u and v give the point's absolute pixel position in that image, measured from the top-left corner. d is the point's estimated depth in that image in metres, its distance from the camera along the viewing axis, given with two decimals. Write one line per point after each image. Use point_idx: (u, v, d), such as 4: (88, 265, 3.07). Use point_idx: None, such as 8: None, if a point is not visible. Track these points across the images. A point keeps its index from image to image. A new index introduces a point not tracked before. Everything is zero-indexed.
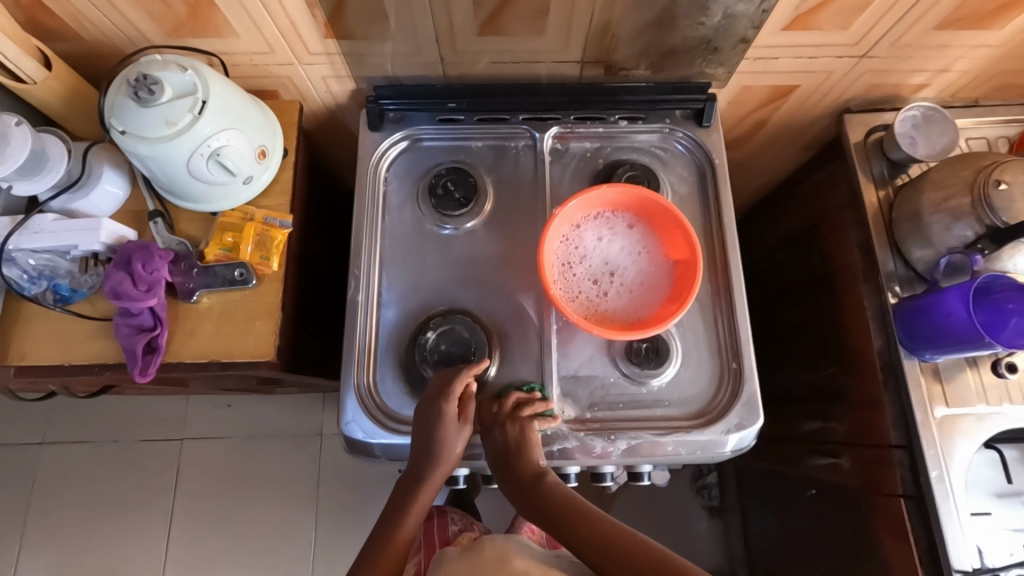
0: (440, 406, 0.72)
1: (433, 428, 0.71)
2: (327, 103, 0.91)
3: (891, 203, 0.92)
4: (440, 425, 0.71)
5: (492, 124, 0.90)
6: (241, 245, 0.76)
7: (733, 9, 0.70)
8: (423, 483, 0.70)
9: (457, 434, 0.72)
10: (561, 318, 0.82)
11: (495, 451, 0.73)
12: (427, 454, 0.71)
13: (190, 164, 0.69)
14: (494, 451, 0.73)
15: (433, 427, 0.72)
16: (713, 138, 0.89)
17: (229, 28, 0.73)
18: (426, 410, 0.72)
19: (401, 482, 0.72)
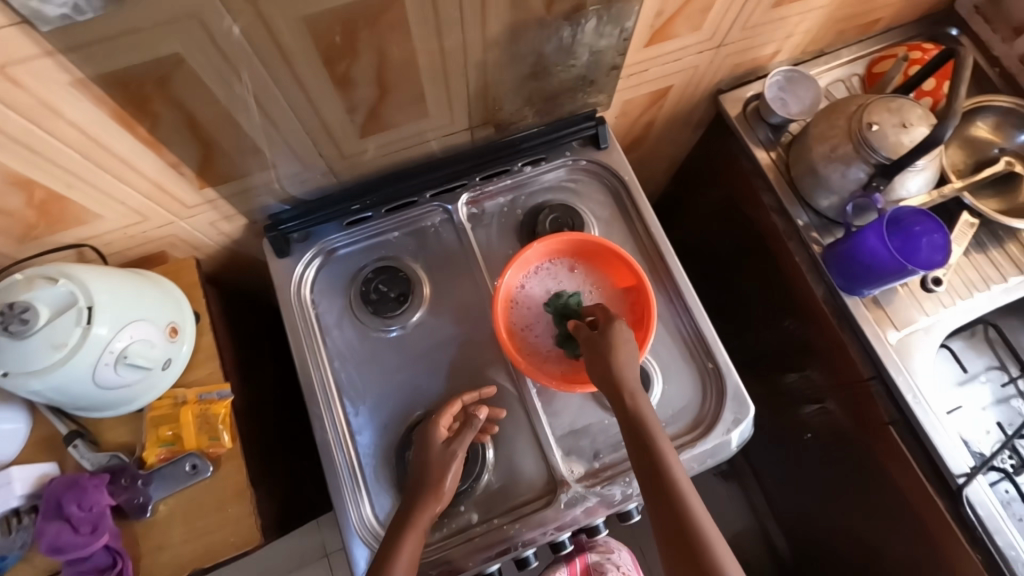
0: (429, 430, 0.72)
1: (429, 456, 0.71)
2: (223, 244, 0.84)
3: (786, 162, 0.98)
4: (428, 450, 0.71)
5: (402, 211, 0.87)
6: (183, 434, 0.68)
7: (597, 46, 0.71)
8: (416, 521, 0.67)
9: (446, 459, 0.71)
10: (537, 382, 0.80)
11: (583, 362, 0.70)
12: (419, 491, 0.69)
13: (96, 377, 0.61)
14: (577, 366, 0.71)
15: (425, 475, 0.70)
16: (615, 156, 0.91)
17: (89, 214, 0.66)
18: (424, 430, 0.73)
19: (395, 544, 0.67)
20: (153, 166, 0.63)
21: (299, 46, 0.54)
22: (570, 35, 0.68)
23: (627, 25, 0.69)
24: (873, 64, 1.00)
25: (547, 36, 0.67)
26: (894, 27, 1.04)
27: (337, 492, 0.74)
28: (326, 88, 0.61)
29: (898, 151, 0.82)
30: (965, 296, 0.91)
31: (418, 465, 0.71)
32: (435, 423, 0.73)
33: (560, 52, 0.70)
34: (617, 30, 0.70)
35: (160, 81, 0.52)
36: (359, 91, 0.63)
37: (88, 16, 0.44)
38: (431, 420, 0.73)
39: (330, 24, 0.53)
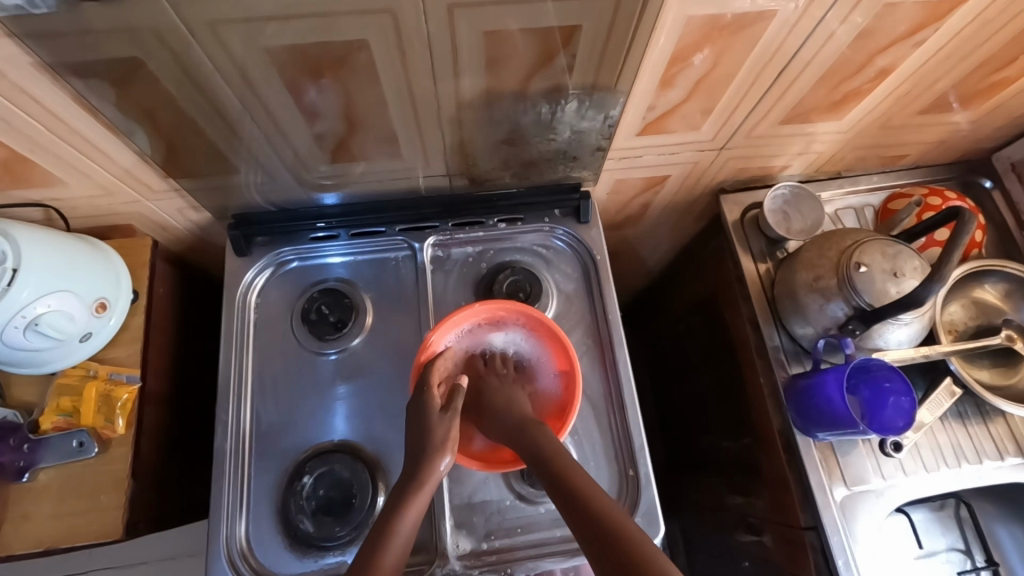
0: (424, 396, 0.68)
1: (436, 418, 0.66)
2: (190, 231, 0.86)
3: (772, 278, 0.93)
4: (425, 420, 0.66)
5: (368, 238, 0.86)
6: (82, 409, 0.68)
7: (579, 127, 0.70)
8: (426, 485, 0.62)
9: (444, 426, 0.66)
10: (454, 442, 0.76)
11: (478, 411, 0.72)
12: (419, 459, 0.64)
13: (4, 336, 0.62)
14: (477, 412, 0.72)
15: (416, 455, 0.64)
16: (593, 233, 0.88)
17: (54, 179, 0.68)
18: (418, 399, 0.68)
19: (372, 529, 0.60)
20: (119, 149, 0.65)
21: (262, 73, 0.55)
22: (550, 111, 0.67)
23: (612, 114, 0.68)
24: (889, 199, 0.94)
25: (526, 108, 0.66)
26: (922, 165, 1.00)
27: (216, 505, 0.72)
28: (292, 114, 0.62)
29: (881, 300, 0.76)
30: (930, 467, 0.84)
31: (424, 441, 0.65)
32: (428, 391, 0.68)
33: (539, 125, 0.70)
34: (601, 116, 0.69)
35: (121, 80, 0.54)
36: (326, 122, 0.64)
37: (43, 11, 0.46)
38: (421, 387, 0.69)
39: (293, 59, 0.54)
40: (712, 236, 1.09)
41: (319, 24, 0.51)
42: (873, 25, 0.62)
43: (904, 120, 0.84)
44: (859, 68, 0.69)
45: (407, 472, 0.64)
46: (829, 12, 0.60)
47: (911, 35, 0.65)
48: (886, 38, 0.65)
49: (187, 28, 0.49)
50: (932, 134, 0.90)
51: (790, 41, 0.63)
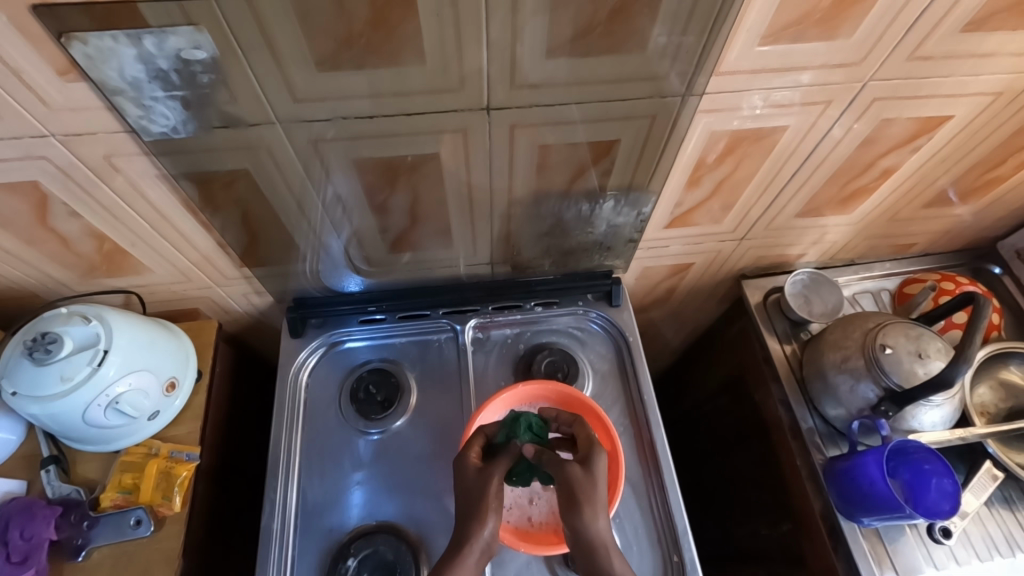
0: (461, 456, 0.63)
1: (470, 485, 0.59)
2: (250, 313, 0.92)
3: (799, 359, 0.96)
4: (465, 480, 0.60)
5: (413, 320, 0.92)
6: (141, 486, 0.71)
7: (615, 221, 0.78)
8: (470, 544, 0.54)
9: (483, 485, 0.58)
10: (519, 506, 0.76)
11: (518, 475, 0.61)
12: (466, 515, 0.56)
13: (87, 414, 0.66)
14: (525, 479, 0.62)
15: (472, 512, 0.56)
16: (624, 316, 0.94)
17: (143, 267, 0.76)
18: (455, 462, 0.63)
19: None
20: (206, 242, 0.73)
21: (346, 177, 0.64)
22: (589, 208, 0.75)
23: (644, 210, 0.76)
24: (904, 283, 1.00)
25: (568, 205, 0.75)
26: (930, 253, 1.06)
27: None
28: (364, 210, 0.70)
29: (910, 381, 0.79)
30: (983, 556, 0.82)
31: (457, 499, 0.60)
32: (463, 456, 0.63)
33: (579, 220, 0.77)
34: (635, 212, 0.77)
35: (225, 185, 0.63)
36: (391, 216, 0.72)
37: (182, 135, 0.54)
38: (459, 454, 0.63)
39: (375, 168, 0.63)
40: (735, 318, 1.14)
41: (402, 141, 0.60)
42: (874, 134, 0.71)
43: (909, 213, 0.92)
44: (864, 169, 0.78)
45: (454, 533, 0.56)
46: (834, 124, 0.69)
47: (908, 142, 0.74)
48: (886, 144, 0.73)
49: (292, 144, 0.58)
50: (936, 225, 0.97)
51: (802, 148, 0.72)
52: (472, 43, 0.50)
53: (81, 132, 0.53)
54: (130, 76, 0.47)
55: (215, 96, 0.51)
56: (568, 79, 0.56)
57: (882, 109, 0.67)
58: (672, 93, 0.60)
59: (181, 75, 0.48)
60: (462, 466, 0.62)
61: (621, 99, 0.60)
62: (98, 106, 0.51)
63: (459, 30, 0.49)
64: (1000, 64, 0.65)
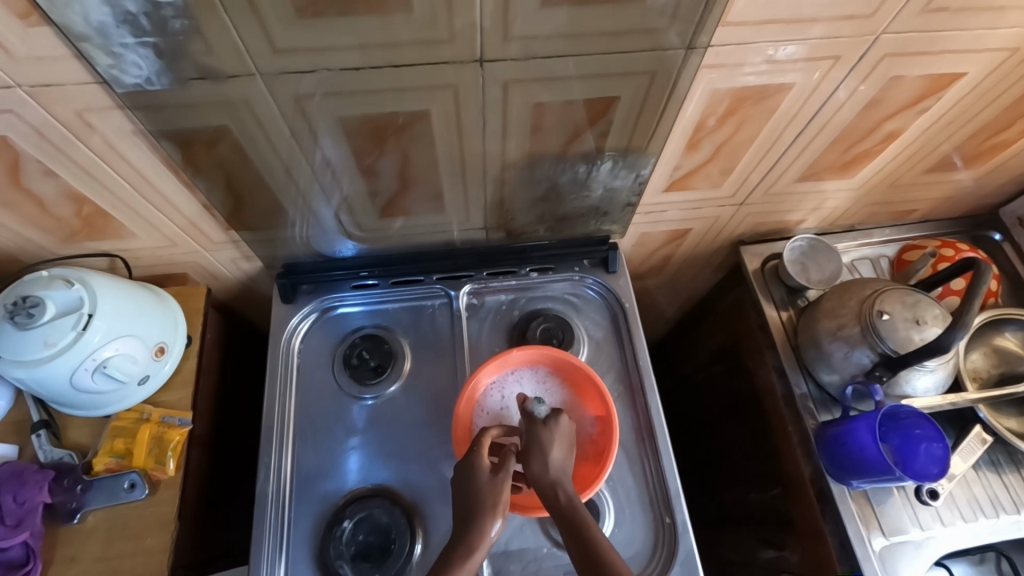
0: (471, 456, 0.65)
1: (478, 487, 0.62)
2: (239, 279, 0.91)
3: (795, 325, 0.96)
4: (474, 479, 0.63)
5: (406, 287, 0.91)
6: (134, 450, 0.71)
7: (612, 185, 0.76)
8: (477, 551, 0.58)
9: (493, 488, 0.62)
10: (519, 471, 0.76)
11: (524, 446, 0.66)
12: (472, 515, 0.60)
13: (73, 379, 0.65)
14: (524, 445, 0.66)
15: (476, 513, 0.60)
16: (620, 282, 0.94)
17: (126, 231, 0.74)
18: (466, 461, 0.65)
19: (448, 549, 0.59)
20: (190, 205, 0.71)
21: (331, 137, 0.61)
22: (586, 171, 0.73)
23: (643, 173, 0.74)
24: (903, 251, 0.99)
25: (564, 169, 0.72)
26: (930, 219, 1.04)
27: (256, 549, 0.74)
28: (353, 173, 0.68)
29: (906, 347, 0.79)
30: (968, 518, 0.84)
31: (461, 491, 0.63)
32: (477, 453, 0.65)
33: (575, 184, 0.75)
34: (633, 175, 0.75)
35: (208, 144, 0.60)
36: (381, 180, 0.70)
37: (157, 87, 0.51)
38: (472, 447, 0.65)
39: (362, 127, 0.61)
40: (731, 285, 1.12)
41: (392, 98, 0.57)
42: (881, 94, 0.68)
43: (912, 178, 0.90)
44: (869, 131, 0.75)
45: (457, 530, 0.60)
46: (841, 84, 0.66)
47: (916, 103, 0.72)
48: (892, 106, 0.71)
49: (275, 100, 0.55)
50: (938, 191, 0.95)
51: (807, 108, 0.69)
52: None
53: (49, 84, 0.50)
54: (96, 20, 0.44)
55: (189, 46, 0.48)
56: (550, 33, 0.53)
57: (891, 68, 0.65)
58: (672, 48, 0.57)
59: (151, 20, 0.45)
60: (471, 463, 0.64)
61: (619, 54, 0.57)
62: (65, 55, 0.47)
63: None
64: (1016, 19, 0.62)
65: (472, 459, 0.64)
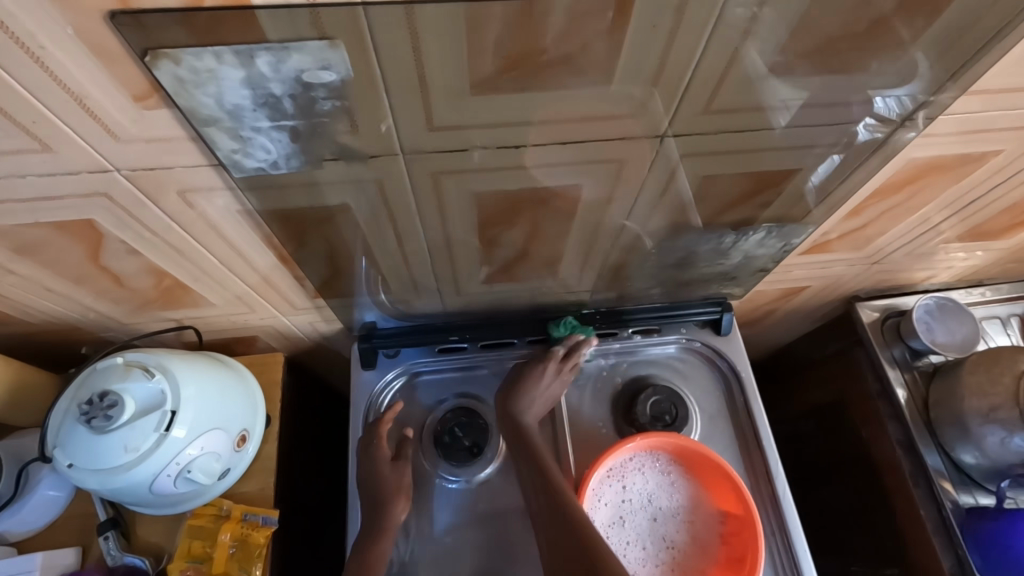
0: (374, 446, 0.72)
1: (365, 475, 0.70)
2: (313, 339, 0.82)
3: (924, 399, 0.85)
4: (376, 468, 0.70)
5: (498, 350, 0.83)
6: (216, 556, 0.62)
7: (754, 253, 0.67)
8: (387, 534, 0.66)
9: (395, 476, 0.70)
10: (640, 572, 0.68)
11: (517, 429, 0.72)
12: (376, 503, 0.68)
13: (154, 485, 0.57)
14: (514, 428, 0.72)
15: (386, 505, 0.68)
16: (733, 347, 0.84)
17: (204, 300, 0.65)
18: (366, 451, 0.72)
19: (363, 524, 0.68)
20: (283, 278, 0.62)
21: (458, 211, 0.52)
22: (733, 241, 0.63)
23: (794, 241, 0.65)
24: None
25: (708, 239, 0.63)
26: None
27: None
28: (470, 245, 0.59)
29: None
30: None
31: (364, 482, 0.70)
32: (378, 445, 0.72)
33: (714, 253, 0.66)
34: (781, 243, 0.65)
35: (319, 221, 0.51)
36: (499, 251, 0.61)
37: (282, 170, 0.42)
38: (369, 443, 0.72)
39: (500, 200, 0.52)
40: (830, 339, 1.02)
41: (546, 173, 0.48)
42: None
43: None
44: None
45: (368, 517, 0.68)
46: None
47: None
48: None
49: (412, 178, 0.46)
50: None
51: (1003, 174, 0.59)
52: (682, 62, 0.38)
53: (155, 166, 0.41)
54: (230, 103, 0.35)
55: (333, 127, 0.39)
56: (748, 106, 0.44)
57: None
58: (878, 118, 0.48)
59: (296, 103, 0.36)
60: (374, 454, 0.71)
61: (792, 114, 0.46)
62: (180, 137, 0.38)
63: (671, 45, 0.37)
64: None
65: (376, 445, 0.72)
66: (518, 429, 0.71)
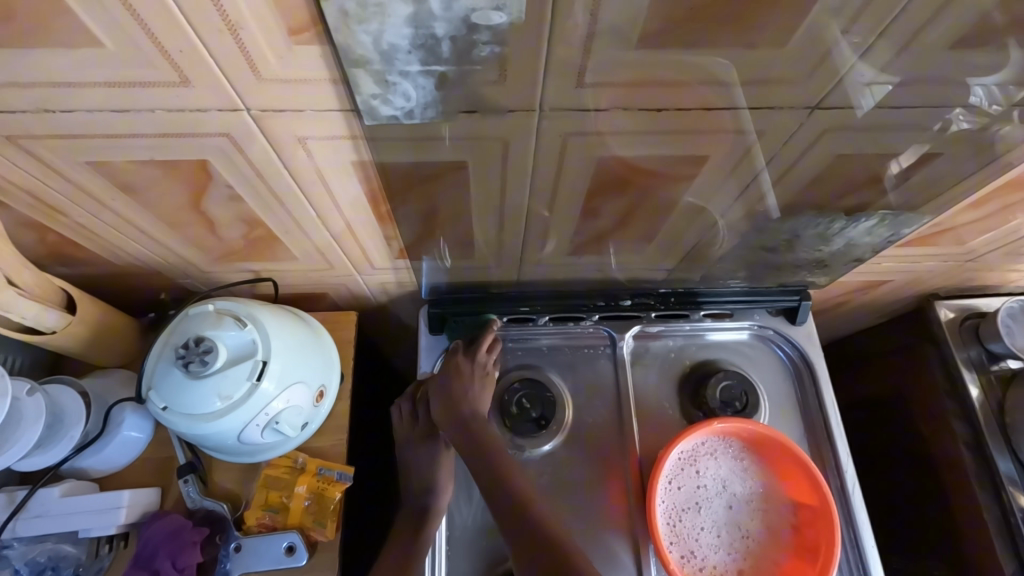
0: (423, 444, 0.73)
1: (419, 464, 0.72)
2: (381, 301, 0.81)
3: (999, 401, 0.80)
4: (436, 461, 0.72)
5: (566, 324, 0.79)
6: (292, 506, 0.63)
7: (857, 240, 0.65)
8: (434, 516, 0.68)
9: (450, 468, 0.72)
10: (709, 556, 0.67)
11: (447, 400, 0.70)
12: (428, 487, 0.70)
13: (243, 434, 0.57)
14: (447, 400, 0.70)
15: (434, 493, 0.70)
16: (810, 338, 0.81)
17: (288, 254, 0.64)
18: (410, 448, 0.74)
19: (420, 501, 0.69)
20: (372, 236, 0.61)
21: (570, 174, 0.50)
22: (840, 226, 0.63)
23: (904, 232, 0.63)
24: None
25: (815, 222, 0.62)
26: None
27: None
28: (571, 214, 0.57)
29: None
30: None
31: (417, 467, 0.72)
32: (414, 445, 0.74)
33: (816, 238, 0.65)
34: (889, 233, 0.64)
35: (427, 179, 0.49)
36: (598, 221, 0.59)
37: (414, 120, 0.41)
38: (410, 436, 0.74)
39: (618, 166, 0.50)
40: (887, 336, 0.97)
41: (676, 138, 0.47)
42: None
43: None
44: None
45: (423, 497, 0.69)
46: None
47: None
48: None
49: (540, 136, 0.44)
50: None
51: None
52: (872, 18, 0.37)
53: (284, 108, 0.40)
54: (386, 42, 0.34)
55: (482, 76, 0.37)
56: (889, 78, 0.43)
57: None
58: (1001, 104, 0.47)
59: (454, 46, 0.34)
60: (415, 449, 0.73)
61: (874, 101, 0.45)
62: (322, 78, 0.37)
63: (872, 0, 0.36)
64: None
65: (429, 445, 0.73)
66: (449, 398, 0.69)
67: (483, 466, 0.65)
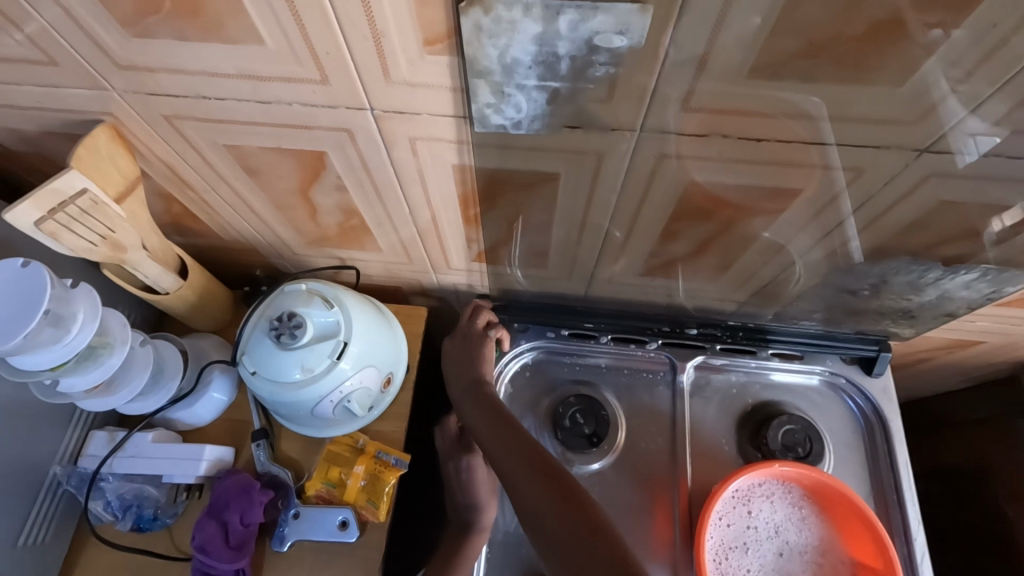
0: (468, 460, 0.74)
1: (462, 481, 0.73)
2: (450, 301, 0.84)
3: None
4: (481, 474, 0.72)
5: (628, 346, 0.79)
6: (348, 483, 0.66)
7: (952, 293, 0.62)
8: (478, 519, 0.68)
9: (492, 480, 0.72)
10: None
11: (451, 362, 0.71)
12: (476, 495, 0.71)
13: (317, 406, 0.61)
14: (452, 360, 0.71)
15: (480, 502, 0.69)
16: (887, 392, 0.76)
17: (374, 245, 0.68)
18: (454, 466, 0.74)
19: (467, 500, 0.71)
20: (455, 238, 0.64)
21: (656, 194, 0.51)
22: (935, 276, 0.60)
23: (1007, 289, 0.60)
24: None
25: (909, 270, 0.60)
26: None
27: None
28: (650, 235, 0.58)
29: None
30: None
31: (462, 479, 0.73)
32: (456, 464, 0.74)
33: (907, 286, 0.62)
34: (989, 288, 0.60)
35: (517, 186, 0.52)
36: (677, 246, 0.60)
37: (519, 130, 0.44)
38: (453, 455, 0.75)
39: (707, 194, 0.51)
40: (972, 403, 0.90)
41: (769, 170, 0.47)
42: None
43: None
44: None
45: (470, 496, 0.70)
46: None
47: None
48: None
49: (636, 155, 0.46)
50: None
51: None
52: (993, 66, 0.37)
53: (403, 110, 0.43)
54: (510, 57, 0.37)
55: (591, 93, 0.40)
56: (996, 131, 0.42)
57: None
58: None
59: (572, 64, 0.37)
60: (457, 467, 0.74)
61: (981, 154, 0.44)
62: (443, 85, 0.40)
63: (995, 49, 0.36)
64: None
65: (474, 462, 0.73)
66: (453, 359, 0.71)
67: (472, 405, 0.63)
